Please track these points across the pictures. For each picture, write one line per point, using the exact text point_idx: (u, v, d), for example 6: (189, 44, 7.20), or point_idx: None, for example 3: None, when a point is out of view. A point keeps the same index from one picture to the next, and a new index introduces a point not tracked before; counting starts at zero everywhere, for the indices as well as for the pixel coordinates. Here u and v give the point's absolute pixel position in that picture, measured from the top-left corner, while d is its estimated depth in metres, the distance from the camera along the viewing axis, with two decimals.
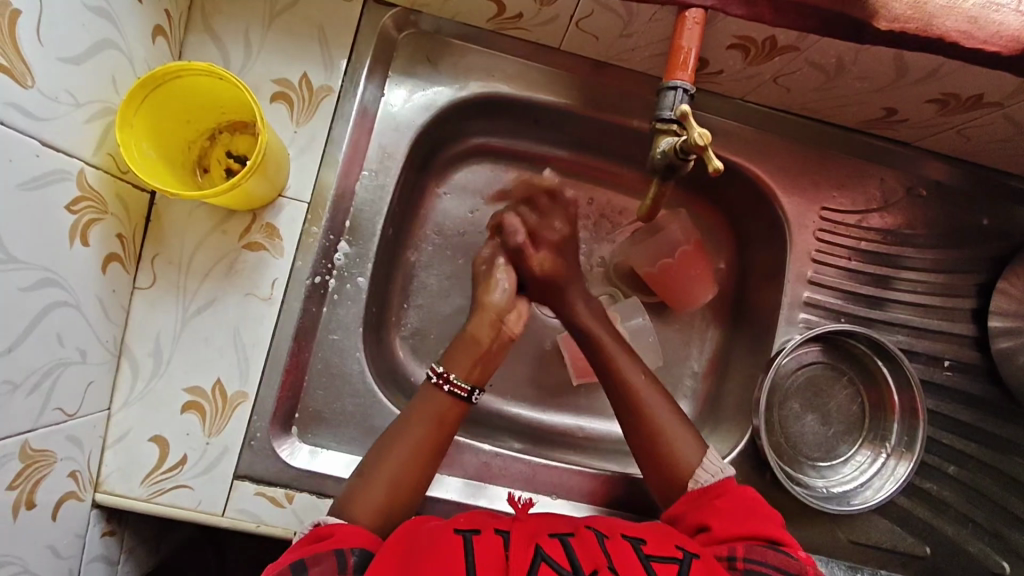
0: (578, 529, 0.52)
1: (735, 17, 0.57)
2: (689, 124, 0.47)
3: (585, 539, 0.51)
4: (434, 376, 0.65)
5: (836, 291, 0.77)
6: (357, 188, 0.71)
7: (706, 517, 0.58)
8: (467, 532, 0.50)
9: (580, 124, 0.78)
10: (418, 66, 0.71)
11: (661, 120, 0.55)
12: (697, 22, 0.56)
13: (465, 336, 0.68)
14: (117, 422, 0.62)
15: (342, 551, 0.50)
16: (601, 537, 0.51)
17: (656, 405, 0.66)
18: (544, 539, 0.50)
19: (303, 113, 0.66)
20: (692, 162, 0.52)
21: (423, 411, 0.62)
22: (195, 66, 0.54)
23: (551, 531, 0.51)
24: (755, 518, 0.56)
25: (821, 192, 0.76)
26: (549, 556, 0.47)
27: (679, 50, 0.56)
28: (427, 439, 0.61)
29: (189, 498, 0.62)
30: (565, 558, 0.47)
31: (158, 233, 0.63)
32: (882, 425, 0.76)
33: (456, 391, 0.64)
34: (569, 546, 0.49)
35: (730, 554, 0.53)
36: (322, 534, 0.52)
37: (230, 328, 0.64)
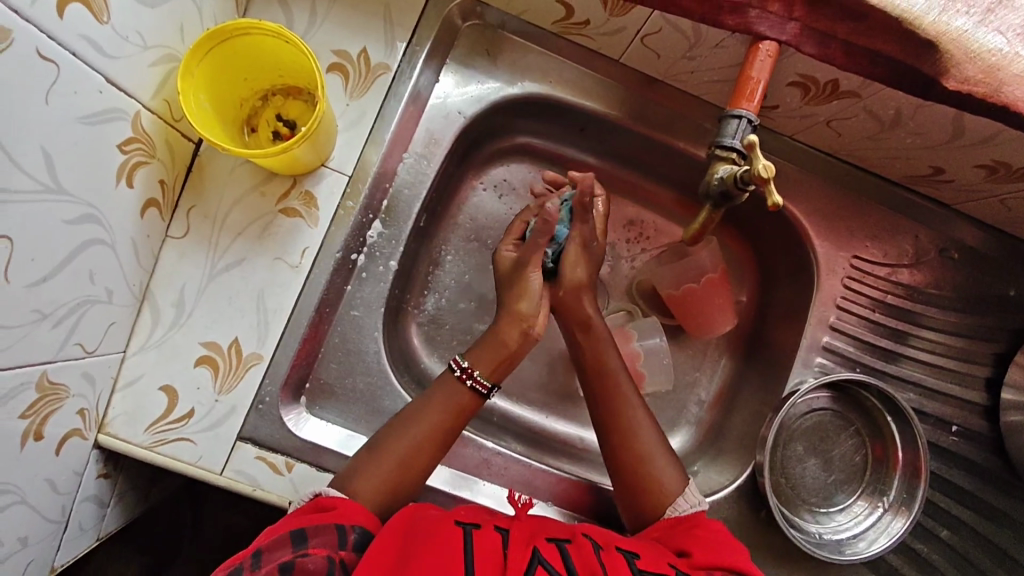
0: (575, 536, 0.54)
1: (806, 56, 0.57)
2: (753, 153, 0.46)
3: (580, 548, 0.52)
4: (459, 370, 0.64)
5: (856, 341, 0.77)
6: (399, 170, 0.71)
7: (685, 541, 0.57)
8: (467, 526, 0.52)
9: (624, 137, 0.78)
10: (477, 57, 0.71)
11: (720, 146, 0.55)
12: (770, 55, 0.56)
13: (493, 336, 0.67)
14: (129, 367, 0.62)
15: (342, 526, 0.51)
16: (596, 547, 0.53)
17: (647, 437, 0.65)
18: (540, 542, 0.51)
19: (357, 88, 0.66)
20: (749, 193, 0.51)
21: (439, 403, 0.62)
22: (263, 25, 0.54)
23: (548, 535, 0.53)
24: (731, 549, 0.56)
25: (855, 240, 0.76)
26: (545, 560, 0.48)
27: (748, 79, 0.55)
28: (428, 436, 0.61)
29: (191, 453, 0.62)
30: (561, 564, 0.49)
31: (198, 185, 0.63)
32: (883, 480, 0.75)
33: (477, 386, 0.64)
34: (566, 552, 0.51)
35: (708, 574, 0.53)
36: (324, 506, 0.53)
37: (255, 290, 0.64)
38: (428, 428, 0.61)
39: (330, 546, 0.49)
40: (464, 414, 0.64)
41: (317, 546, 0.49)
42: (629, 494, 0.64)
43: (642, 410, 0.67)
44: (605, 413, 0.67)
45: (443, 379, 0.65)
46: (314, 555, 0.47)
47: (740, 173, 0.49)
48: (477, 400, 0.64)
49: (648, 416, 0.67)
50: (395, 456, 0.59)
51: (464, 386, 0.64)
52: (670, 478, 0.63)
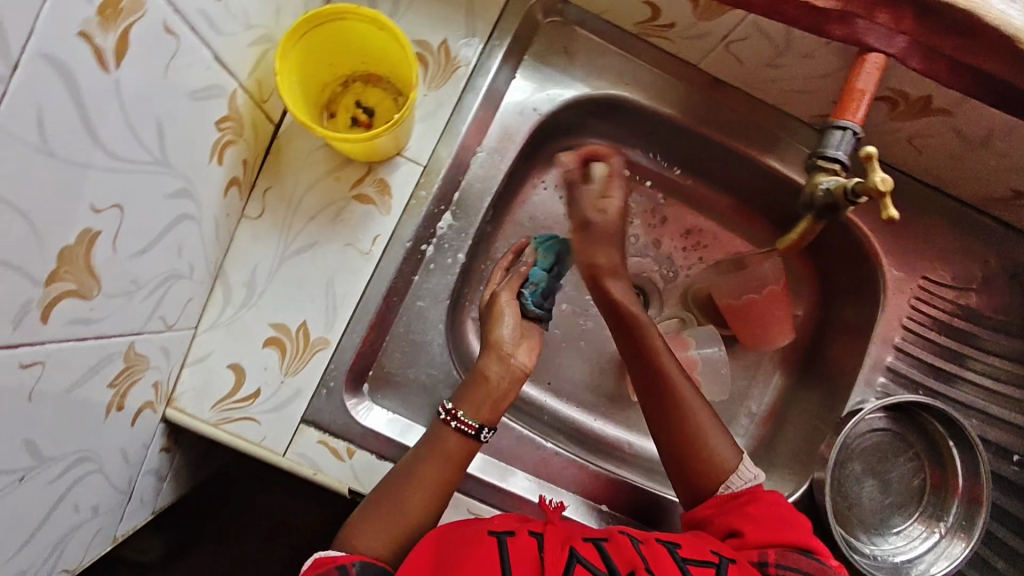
0: (611, 533, 0.54)
1: (911, 71, 0.56)
2: (871, 167, 0.46)
3: (617, 544, 0.52)
4: (443, 413, 0.62)
5: (919, 362, 0.75)
6: (471, 164, 0.71)
7: (734, 520, 0.58)
8: (501, 534, 0.52)
9: (692, 143, 0.78)
10: (555, 55, 0.71)
11: (826, 159, 0.55)
12: (877, 67, 0.55)
13: (477, 376, 0.64)
14: (199, 343, 0.62)
15: (344, 566, 0.51)
16: (635, 542, 0.53)
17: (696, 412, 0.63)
18: (577, 542, 0.52)
19: (436, 78, 0.67)
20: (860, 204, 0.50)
21: (428, 454, 0.60)
22: (359, 10, 0.54)
23: (584, 535, 0.53)
24: (784, 523, 0.56)
25: (925, 260, 0.75)
26: (584, 558, 0.49)
27: (854, 90, 0.55)
28: (426, 485, 0.59)
29: (255, 432, 0.63)
30: (599, 561, 0.49)
31: (276, 167, 0.64)
32: (942, 503, 0.73)
33: (465, 428, 0.61)
34: (603, 549, 0.51)
35: (762, 559, 0.54)
36: (324, 561, 0.52)
37: (326, 275, 0.64)
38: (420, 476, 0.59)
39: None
40: (461, 455, 0.61)
41: None
42: (684, 474, 0.62)
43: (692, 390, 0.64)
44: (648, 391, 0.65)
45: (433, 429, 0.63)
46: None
47: (852, 185, 0.49)
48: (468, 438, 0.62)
49: (694, 391, 0.64)
50: (396, 504, 0.57)
51: (451, 429, 0.61)
52: (725, 454, 0.61)
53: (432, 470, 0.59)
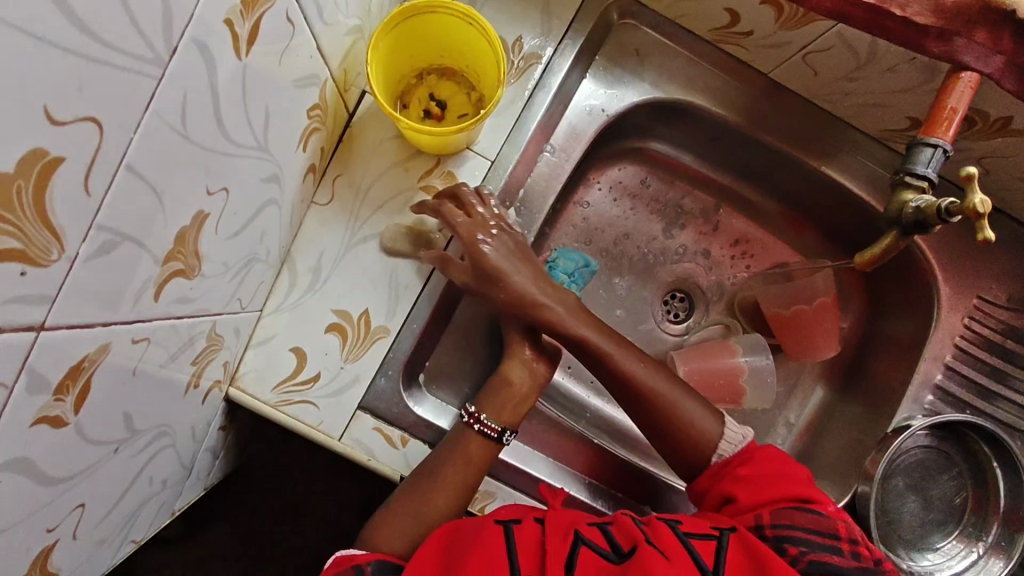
0: (615, 516, 0.57)
1: (1004, 91, 0.56)
2: (971, 187, 0.47)
3: (620, 527, 0.55)
4: (465, 415, 0.64)
5: (971, 382, 0.74)
6: (537, 162, 0.70)
7: (730, 486, 0.61)
8: (507, 522, 0.54)
9: (757, 152, 0.78)
10: (626, 56, 0.71)
11: (912, 174, 0.56)
12: (970, 86, 0.54)
13: (499, 379, 0.67)
14: (264, 325, 0.63)
15: (361, 564, 0.52)
16: (638, 522, 0.56)
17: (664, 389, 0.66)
18: (582, 526, 0.54)
19: (509, 75, 0.67)
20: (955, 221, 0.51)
21: (449, 449, 0.62)
22: (450, 4, 0.54)
23: (588, 520, 0.56)
24: (779, 478, 0.60)
25: (980, 281, 0.75)
26: (588, 541, 0.52)
27: (942, 107, 0.54)
28: (451, 480, 0.60)
29: (313, 416, 0.63)
30: (605, 542, 0.52)
31: (346, 156, 0.64)
32: (984, 523, 0.73)
33: (487, 430, 0.63)
34: (606, 531, 0.54)
35: (759, 523, 0.57)
36: (341, 560, 0.53)
37: (389, 265, 0.65)
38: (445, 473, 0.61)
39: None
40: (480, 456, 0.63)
41: None
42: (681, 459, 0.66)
43: (661, 379, 0.67)
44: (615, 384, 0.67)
45: (455, 429, 0.64)
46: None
47: (947, 205, 0.50)
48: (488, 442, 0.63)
49: (659, 372, 0.67)
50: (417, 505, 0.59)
51: (474, 432, 0.63)
52: (709, 427, 0.65)
53: (457, 465, 0.61)
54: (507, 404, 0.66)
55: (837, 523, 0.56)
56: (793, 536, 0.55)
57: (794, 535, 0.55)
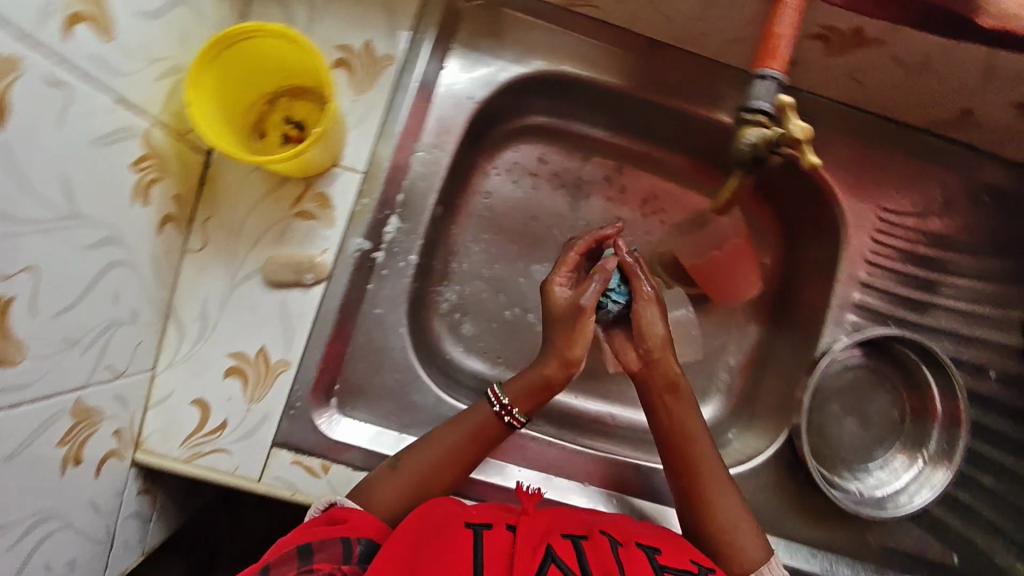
0: (593, 533, 0.53)
1: (832, 6, 0.55)
2: (801, 116, 0.43)
3: (596, 544, 0.51)
4: (498, 404, 0.63)
5: (886, 294, 0.76)
6: (412, 163, 0.68)
7: None
8: (478, 526, 0.51)
9: (639, 108, 0.77)
10: (482, 39, 0.69)
11: (750, 109, 0.49)
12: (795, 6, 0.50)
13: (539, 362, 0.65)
14: (160, 383, 0.62)
15: (348, 539, 0.51)
16: (614, 543, 0.52)
17: (718, 484, 0.62)
18: (556, 538, 0.50)
19: (364, 81, 0.63)
20: (784, 155, 0.49)
21: (467, 433, 0.62)
22: (268, 25, 0.51)
23: (564, 531, 0.52)
24: None
25: (882, 191, 0.74)
26: (559, 558, 0.47)
27: (772, 35, 0.50)
28: (456, 461, 0.62)
29: (227, 463, 0.63)
30: (576, 562, 0.48)
31: (212, 197, 0.61)
32: (922, 432, 0.75)
33: (512, 420, 0.64)
34: (581, 549, 0.50)
35: None
36: (336, 518, 0.54)
37: (276, 298, 0.63)
38: (449, 457, 0.61)
39: (334, 562, 0.49)
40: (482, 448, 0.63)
41: (322, 560, 0.49)
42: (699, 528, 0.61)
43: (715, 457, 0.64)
44: (670, 454, 0.64)
45: (474, 408, 0.64)
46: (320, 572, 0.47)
47: (783, 138, 0.46)
48: (500, 429, 0.63)
49: (721, 470, 0.63)
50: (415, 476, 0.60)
51: (498, 420, 0.63)
52: (752, 547, 0.58)
53: (467, 446, 0.62)
54: (536, 390, 0.65)
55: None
56: None
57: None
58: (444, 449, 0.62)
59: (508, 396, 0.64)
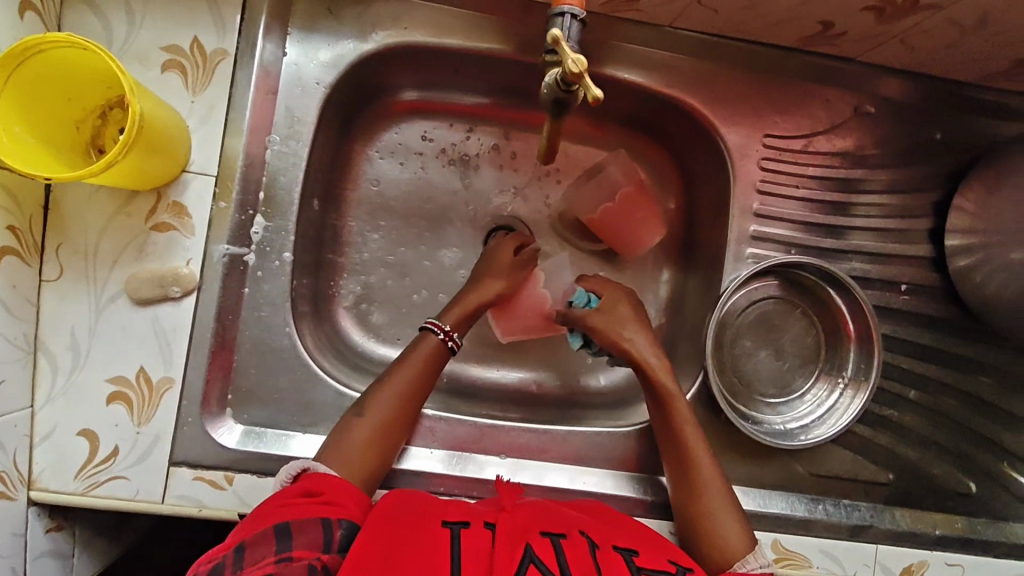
0: (571, 532, 0.51)
1: None
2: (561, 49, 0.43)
3: (576, 544, 0.49)
4: (441, 332, 0.67)
5: (785, 222, 0.74)
6: (267, 157, 0.66)
7: None
8: (454, 530, 0.49)
9: (506, 70, 0.74)
10: (320, 19, 0.67)
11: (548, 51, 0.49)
12: None
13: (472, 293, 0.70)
14: (42, 420, 0.60)
15: (329, 523, 0.50)
16: (591, 546, 0.50)
17: (711, 475, 0.64)
18: (533, 538, 0.48)
19: (198, 81, 0.62)
20: (579, 96, 0.46)
21: (418, 366, 0.65)
22: (51, 37, 0.50)
23: (542, 529, 0.50)
24: None
25: (764, 118, 0.72)
26: (538, 559, 0.45)
27: None
28: (412, 394, 0.64)
29: (127, 489, 0.61)
30: (555, 563, 0.46)
31: (59, 223, 0.60)
32: (838, 355, 0.74)
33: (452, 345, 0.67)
34: (561, 548, 0.48)
35: None
36: (313, 489, 0.54)
37: (148, 315, 0.62)
38: (406, 393, 0.64)
39: (314, 549, 0.48)
40: (433, 372, 0.66)
41: (301, 546, 0.48)
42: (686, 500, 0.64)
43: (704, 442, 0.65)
44: (670, 451, 0.66)
45: (420, 339, 0.67)
46: (296, 559, 0.46)
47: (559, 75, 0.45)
48: (444, 354, 0.67)
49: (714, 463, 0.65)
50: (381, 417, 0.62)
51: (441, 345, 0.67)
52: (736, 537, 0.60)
53: (418, 379, 0.65)
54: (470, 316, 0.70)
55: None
56: None
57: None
58: (400, 386, 0.64)
59: (448, 323, 0.68)
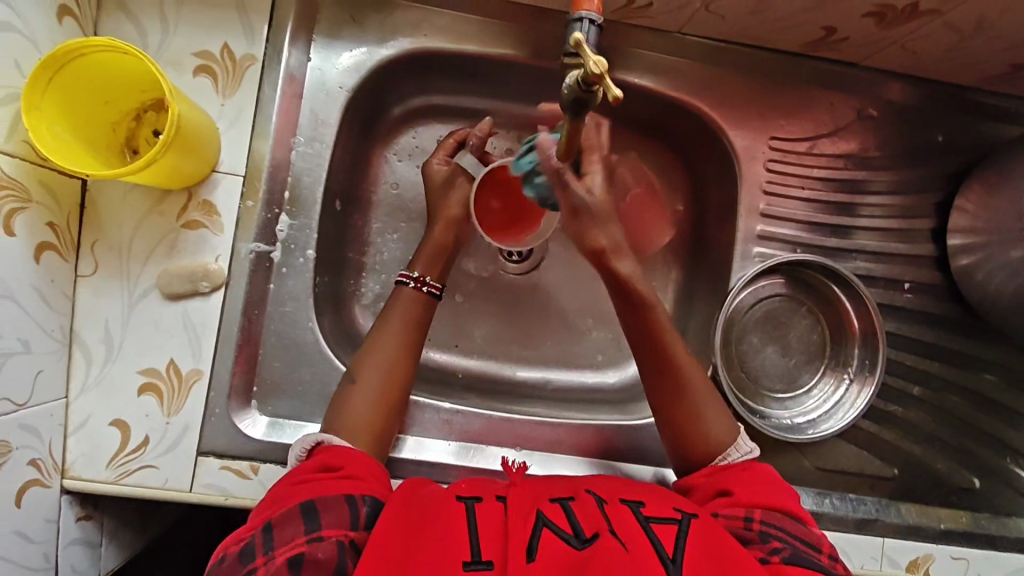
0: (578, 494, 0.54)
1: None
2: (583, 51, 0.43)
3: (585, 504, 0.52)
4: (411, 281, 0.69)
5: (791, 222, 0.76)
6: (292, 158, 0.69)
7: (730, 483, 0.58)
8: (469, 500, 0.52)
9: (520, 75, 0.77)
10: (343, 26, 0.70)
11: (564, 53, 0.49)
12: None
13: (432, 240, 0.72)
14: (76, 410, 0.63)
15: (353, 498, 0.52)
16: (599, 502, 0.52)
17: (690, 376, 0.65)
18: (544, 504, 0.51)
19: (228, 85, 0.65)
20: (598, 97, 0.46)
21: (401, 311, 0.67)
22: (94, 41, 0.52)
23: (551, 496, 0.53)
24: (773, 489, 0.57)
25: (769, 120, 0.75)
26: (551, 521, 0.48)
27: None
28: (403, 334, 0.66)
29: (157, 478, 0.63)
30: (567, 522, 0.48)
31: (94, 220, 0.63)
32: (843, 351, 0.76)
33: (431, 289, 0.70)
34: (570, 510, 0.50)
35: (748, 515, 0.55)
36: (330, 464, 0.55)
37: (178, 309, 0.64)
38: (397, 337, 0.66)
39: (342, 527, 0.49)
40: (424, 315, 0.69)
41: (330, 525, 0.49)
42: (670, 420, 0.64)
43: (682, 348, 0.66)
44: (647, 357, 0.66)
45: (394, 291, 0.69)
46: (326, 538, 0.48)
47: (578, 76, 0.45)
48: (427, 297, 0.69)
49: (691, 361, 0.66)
50: (377, 374, 0.63)
51: (414, 291, 0.69)
52: (721, 431, 0.63)
53: (410, 324, 0.67)
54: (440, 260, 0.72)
55: (821, 539, 0.54)
56: (775, 531, 0.53)
57: (776, 535, 0.53)
58: (390, 333, 0.66)
59: (416, 271, 0.70)
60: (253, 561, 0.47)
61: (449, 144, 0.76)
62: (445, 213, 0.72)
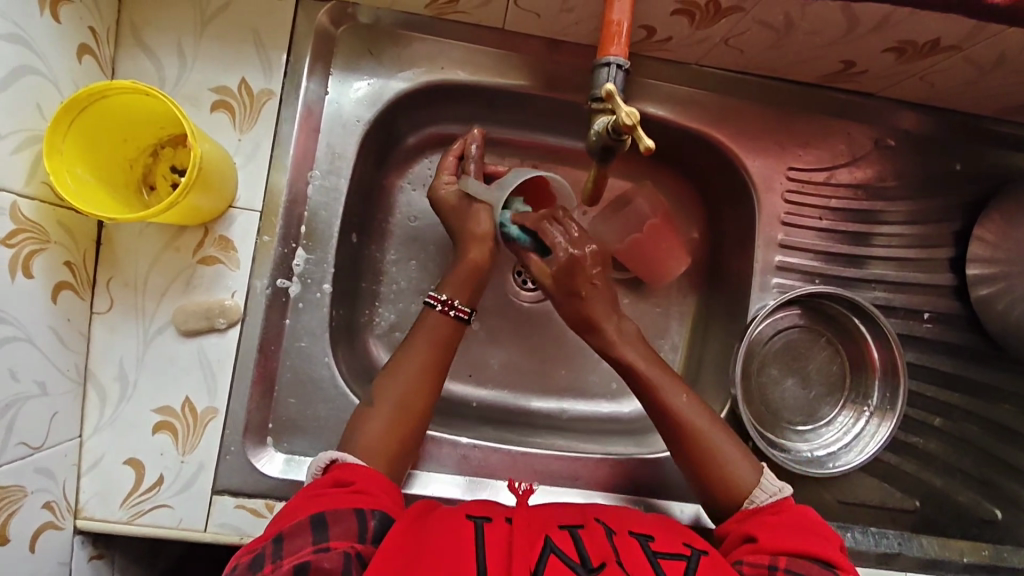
0: (588, 521, 0.52)
1: None
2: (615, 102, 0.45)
3: (593, 532, 0.50)
4: (438, 303, 0.67)
5: (809, 253, 0.76)
6: (309, 191, 0.69)
7: (755, 528, 0.57)
8: (478, 519, 0.50)
9: (536, 106, 0.77)
10: (361, 59, 0.70)
11: (595, 99, 0.51)
12: None
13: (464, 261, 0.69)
14: (90, 449, 0.62)
15: (362, 511, 0.51)
16: (608, 530, 0.51)
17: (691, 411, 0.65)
18: (553, 530, 0.50)
19: (245, 120, 0.65)
20: (627, 143, 0.49)
21: (427, 338, 0.66)
22: (120, 84, 0.52)
23: (559, 522, 0.51)
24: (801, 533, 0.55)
25: (787, 151, 0.75)
26: (558, 548, 0.47)
27: (610, 23, 0.52)
28: (427, 357, 0.65)
29: (170, 517, 0.62)
30: (575, 550, 0.47)
31: (110, 257, 0.62)
32: (863, 383, 0.76)
33: (459, 313, 0.68)
34: (579, 537, 0.49)
35: (772, 563, 0.53)
36: (342, 480, 0.54)
37: (194, 346, 0.63)
38: (420, 361, 0.65)
39: (349, 538, 0.49)
40: (452, 338, 0.67)
41: (338, 537, 0.48)
42: (689, 459, 0.64)
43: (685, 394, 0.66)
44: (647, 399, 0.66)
45: (423, 314, 0.68)
46: (334, 549, 0.47)
47: (610, 123, 0.47)
48: (454, 324, 0.67)
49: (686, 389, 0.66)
50: (394, 397, 0.62)
51: (442, 314, 0.67)
52: (745, 472, 0.63)
53: (431, 347, 0.66)
54: (472, 281, 0.69)
55: None
56: None
57: None
58: (415, 359, 0.65)
59: (445, 294, 0.68)
60: (260, 569, 0.46)
61: (450, 162, 0.72)
62: (472, 233, 0.69)
